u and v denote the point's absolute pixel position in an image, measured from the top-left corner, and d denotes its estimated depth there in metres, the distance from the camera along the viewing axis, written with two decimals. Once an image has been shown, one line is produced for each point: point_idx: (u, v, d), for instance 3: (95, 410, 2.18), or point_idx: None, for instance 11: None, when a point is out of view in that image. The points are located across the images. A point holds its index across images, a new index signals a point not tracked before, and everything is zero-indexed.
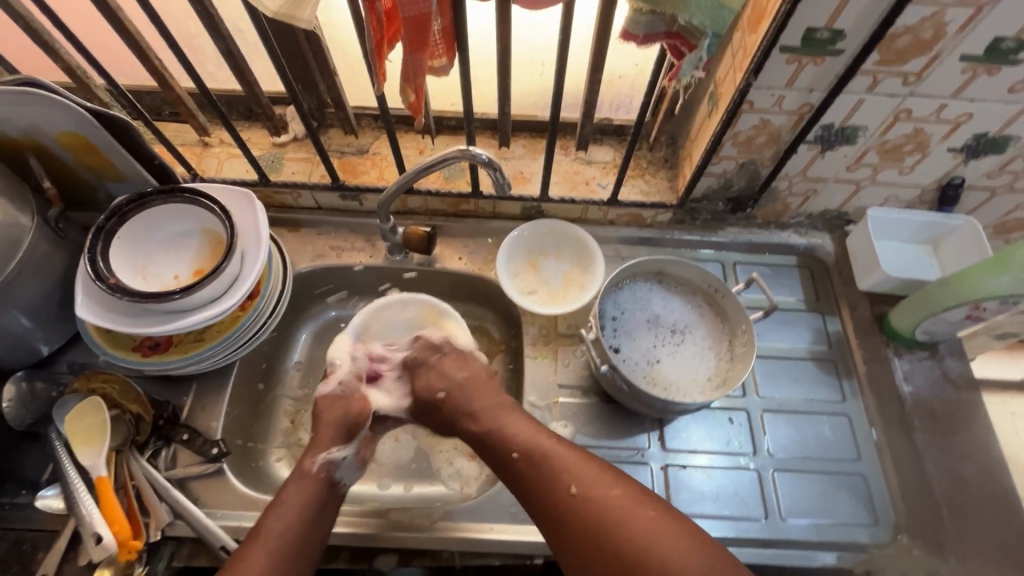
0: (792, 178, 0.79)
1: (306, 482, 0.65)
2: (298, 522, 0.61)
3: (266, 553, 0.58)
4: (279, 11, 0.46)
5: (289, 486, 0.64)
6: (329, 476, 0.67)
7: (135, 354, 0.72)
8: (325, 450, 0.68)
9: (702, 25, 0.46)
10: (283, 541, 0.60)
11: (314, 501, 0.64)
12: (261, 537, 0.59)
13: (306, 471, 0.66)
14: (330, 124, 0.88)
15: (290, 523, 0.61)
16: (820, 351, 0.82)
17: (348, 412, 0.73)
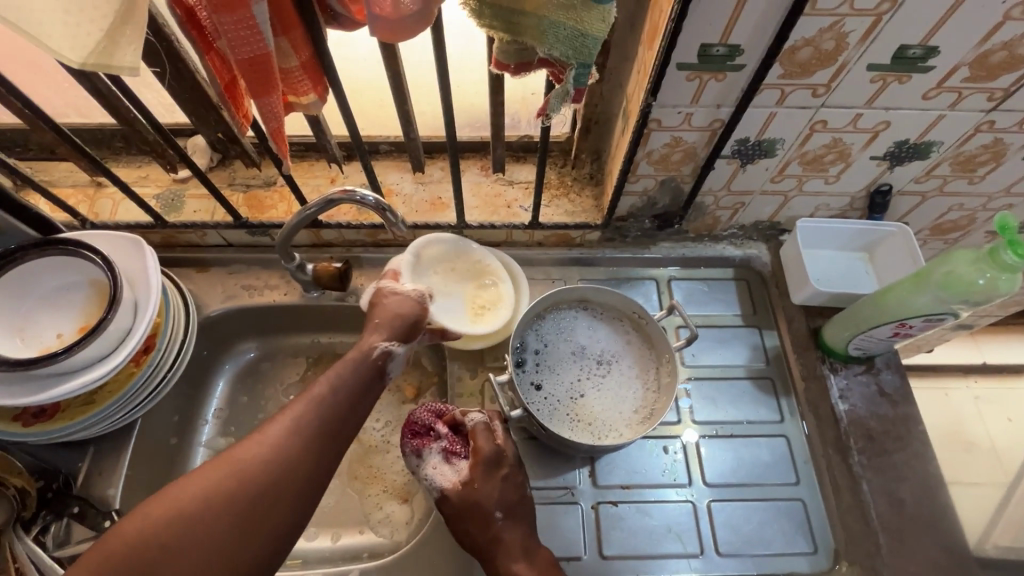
0: (717, 193, 0.75)
1: (365, 363, 0.61)
2: (331, 405, 0.57)
3: (296, 419, 0.55)
4: (87, 62, 0.40)
5: (337, 368, 0.60)
6: (381, 366, 0.62)
7: (14, 426, 0.66)
8: (387, 338, 0.63)
9: (565, 56, 0.42)
10: (312, 422, 0.56)
11: (356, 387, 0.59)
12: (290, 409, 0.56)
13: (365, 351, 0.61)
14: (233, 156, 0.82)
15: (319, 408, 0.57)
16: (756, 369, 0.79)
17: (409, 312, 0.66)
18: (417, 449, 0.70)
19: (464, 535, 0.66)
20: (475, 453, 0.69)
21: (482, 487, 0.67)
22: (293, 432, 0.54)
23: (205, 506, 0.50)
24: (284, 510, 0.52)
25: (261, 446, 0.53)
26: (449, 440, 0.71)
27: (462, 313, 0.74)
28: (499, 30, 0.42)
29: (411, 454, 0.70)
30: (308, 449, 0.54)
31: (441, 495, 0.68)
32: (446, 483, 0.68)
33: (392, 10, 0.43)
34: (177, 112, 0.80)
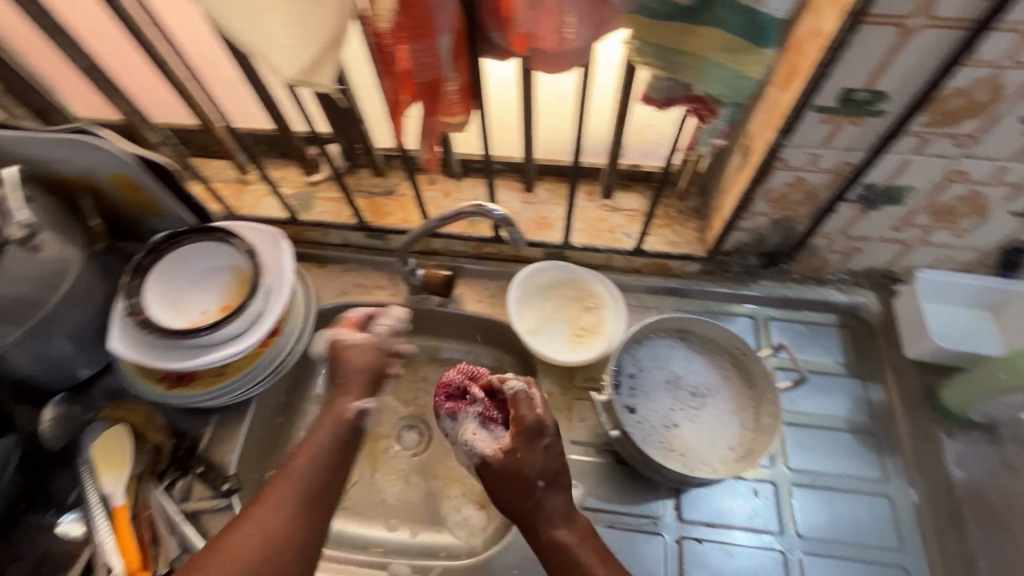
0: (831, 235, 0.74)
1: (330, 419, 0.65)
2: (323, 456, 0.61)
3: (298, 477, 0.59)
4: (297, 78, 0.47)
5: (320, 427, 0.64)
6: (354, 423, 0.65)
7: (160, 386, 0.75)
8: (356, 398, 0.67)
9: (721, 95, 0.44)
10: (310, 476, 0.59)
11: (336, 447, 0.63)
12: (291, 467, 0.60)
13: (336, 413, 0.65)
14: (360, 164, 0.90)
15: (315, 460, 0.61)
16: (859, 422, 0.76)
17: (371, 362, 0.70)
18: (452, 412, 0.64)
19: (504, 499, 0.60)
20: (515, 421, 0.61)
21: (525, 457, 0.59)
22: (298, 487, 0.58)
23: (233, 562, 0.52)
24: (293, 556, 0.54)
25: (269, 504, 0.56)
26: (485, 406, 0.65)
27: (563, 338, 0.81)
28: (658, 67, 0.45)
29: (447, 418, 0.65)
30: (309, 498, 0.58)
31: (481, 462, 0.61)
32: (486, 449, 0.61)
33: (556, 44, 0.46)
34: None
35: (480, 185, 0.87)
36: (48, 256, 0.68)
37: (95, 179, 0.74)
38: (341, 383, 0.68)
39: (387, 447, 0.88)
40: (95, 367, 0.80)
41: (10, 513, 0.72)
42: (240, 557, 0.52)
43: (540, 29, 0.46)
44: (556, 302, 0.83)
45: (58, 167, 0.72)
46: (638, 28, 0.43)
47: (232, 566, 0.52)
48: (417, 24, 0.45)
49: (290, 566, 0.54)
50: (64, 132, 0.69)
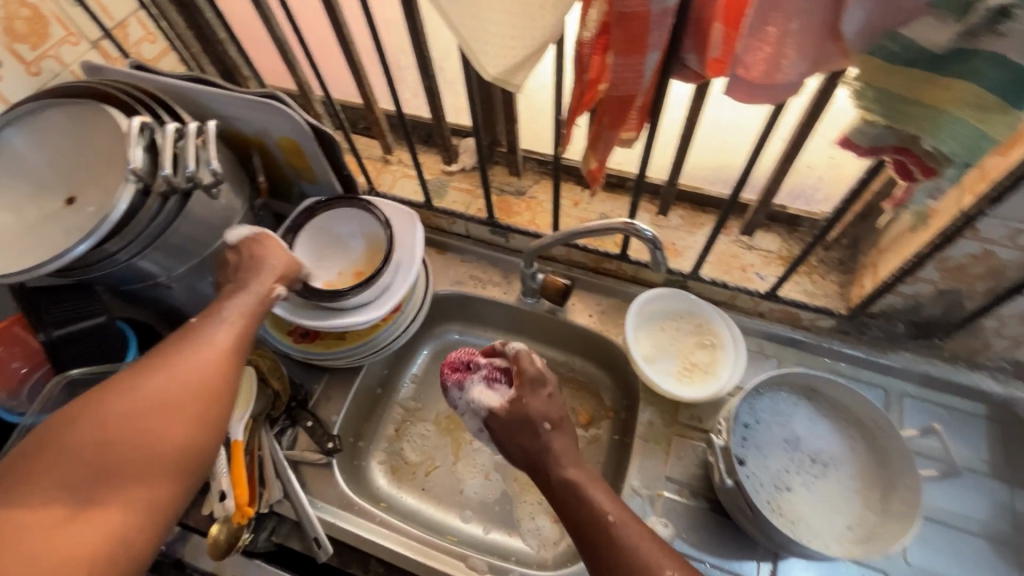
0: (1005, 319, 0.66)
1: (254, 294, 0.62)
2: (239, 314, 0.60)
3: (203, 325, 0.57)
4: (497, 76, 0.48)
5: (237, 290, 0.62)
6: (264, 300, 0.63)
7: (287, 339, 0.81)
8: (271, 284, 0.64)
9: (953, 154, 0.41)
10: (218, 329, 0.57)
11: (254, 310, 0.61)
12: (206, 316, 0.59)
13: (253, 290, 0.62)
14: (497, 161, 0.92)
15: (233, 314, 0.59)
16: (1000, 531, 0.67)
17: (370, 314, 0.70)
18: (458, 381, 0.67)
19: (514, 448, 0.62)
20: (518, 374, 0.65)
21: (529, 400, 0.63)
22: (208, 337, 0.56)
23: (150, 399, 0.50)
24: (210, 416, 0.53)
25: (196, 342, 0.55)
26: (489, 369, 0.67)
27: (670, 370, 0.78)
28: (877, 113, 0.42)
29: (454, 388, 0.68)
30: (221, 350, 0.56)
31: (489, 415, 0.64)
32: (493, 403, 0.64)
33: (762, 75, 0.44)
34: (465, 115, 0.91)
35: (612, 201, 0.87)
36: (221, 203, 0.75)
37: (268, 140, 0.81)
38: (246, 271, 0.63)
39: (472, 439, 0.89)
40: None
41: None
42: (160, 388, 0.51)
43: (750, 58, 0.44)
44: (671, 335, 0.81)
45: (239, 125, 0.79)
46: (872, 70, 0.40)
47: (149, 406, 0.50)
48: (630, 40, 0.44)
49: (201, 419, 0.52)
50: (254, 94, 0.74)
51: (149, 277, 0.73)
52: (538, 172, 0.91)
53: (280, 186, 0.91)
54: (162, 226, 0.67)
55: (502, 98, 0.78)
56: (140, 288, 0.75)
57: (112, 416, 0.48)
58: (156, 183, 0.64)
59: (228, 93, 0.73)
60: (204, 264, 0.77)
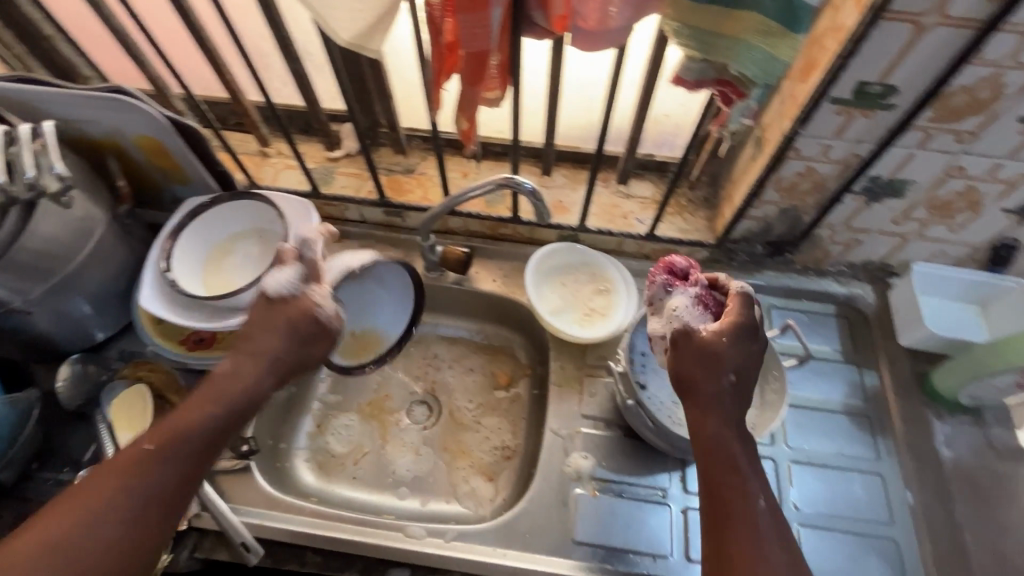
0: (835, 227, 0.78)
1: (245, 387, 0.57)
2: (228, 407, 0.55)
3: (186, 427, 0.52)
4: (351, 41, 0.49)
5: (225, 367, 0.57)
6: (266, 376, 0.58)
7: (181, 348, 0.77)
8: (273, 351, 0.58)
9: (754, 76, 0.48)
10: (202, 430, 0.52)
11: (247, 400, 0.56)
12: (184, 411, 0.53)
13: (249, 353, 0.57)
14: (382, 143, 0.91)
15: (221, 411, 0.54)
16: (855, 405, 0.80)
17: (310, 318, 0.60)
18: (670, 283, 0.61)
19: (687, 383, 0.55)
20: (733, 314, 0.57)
21: (727, 344, 0.55)
22: (189, 441, 0.51)
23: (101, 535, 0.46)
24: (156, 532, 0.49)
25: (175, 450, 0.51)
26: (703, 293, 0.61)
27: (573, 315, 0.84)
28: (693, 49, 0.48)
29: (660, 286, 0.62)
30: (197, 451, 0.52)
31: (684, 334, 0.56)
32: (698, 328, 0.56)
33: (597, 24, 0.48)
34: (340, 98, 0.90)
35: (499, 168, 0.89)
36: (76, 213, 0.69)
37: (123, 141, 0.75)
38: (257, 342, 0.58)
39: (398, 420, 0.89)
40: (111, 330, 0.81)
41: (23, 469, 0.72)
42: (118, 524, 0.47)
43: (584, 9, 0.48)
44: (572, 288, 0.86)
45: (85, 127, 0.72)
46: (681, 10, 0.46)
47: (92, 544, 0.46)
48: None
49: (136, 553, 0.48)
50: (97, 91, 0.69)
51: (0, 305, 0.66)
52: (424, 149, 0.92)
53: (147, 192, 0.84)
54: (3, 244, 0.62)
55: (374, 75, 0.78)
56: None
57: (48, 525, 0.45)
58: None
59: (65, 91, 0.67)
60: (67, 282, 0.70)
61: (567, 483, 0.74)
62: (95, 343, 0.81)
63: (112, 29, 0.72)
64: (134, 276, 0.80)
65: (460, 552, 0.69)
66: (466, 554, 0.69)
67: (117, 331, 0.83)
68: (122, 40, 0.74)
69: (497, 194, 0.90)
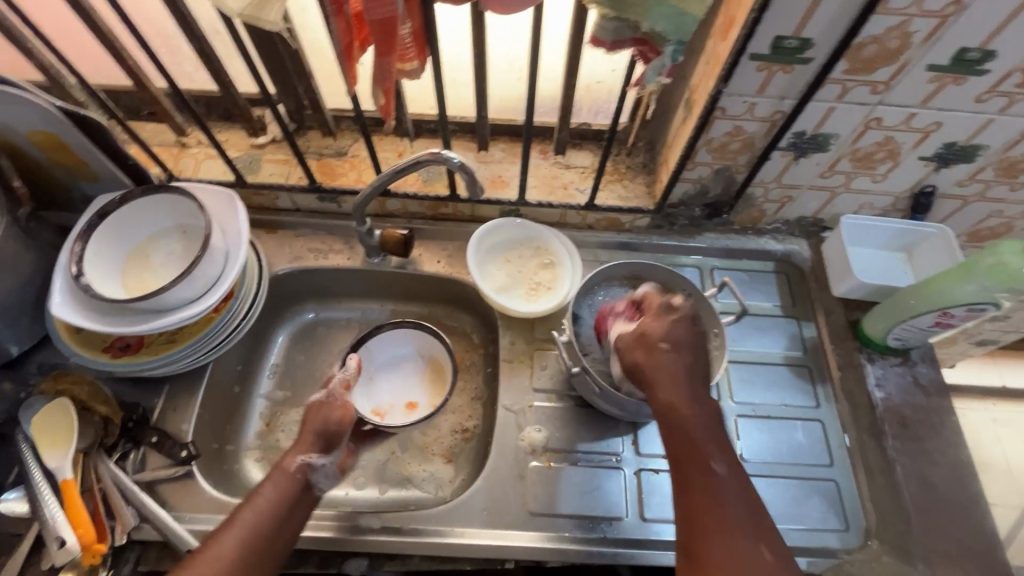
0: (767, 185, 0.79)
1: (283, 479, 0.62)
2: (275, 512, 0.59)
3: (238, 538, 0.56)
4: (244, 12, 0.45)
5: (270, 481, 0.62)
6: (304, 478, 0.63)
7: (104, 357, 0.72)
8: (305, 453, 0.65)
9: (666, 33, 0.47)
10: (258, 536, 0.57)
11: (293, 504, 0.61)
12: (239, 519, 0.57)
13: (286, 468, 0.63)
14: (309, 126, 0.87)
15: (276, 507, 0.60)
16: (795, 357, 0.83)
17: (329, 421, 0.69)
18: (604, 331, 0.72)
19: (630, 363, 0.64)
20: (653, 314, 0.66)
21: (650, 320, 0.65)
22: (241, 546, 0.56)
23: None
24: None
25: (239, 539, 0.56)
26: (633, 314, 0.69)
27: (518, 291, 0.83)
28: (606, 6, 0.46)
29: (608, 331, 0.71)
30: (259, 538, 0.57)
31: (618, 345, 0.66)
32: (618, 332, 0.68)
33: None
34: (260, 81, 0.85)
35: (434, 146, 0.87)
36: None
37: (14, 138, 0.68)
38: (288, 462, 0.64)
39: None
40: (26, 344, 0.76)
41: None
42: None
43: None
44: (517, 265, 0.85)
45: None
46: None
47: None
48: None
49: None
50: None
51: None
52: (355, 130, 0.89)
53: (51, 193, 0.78)
54: None
55: (290, 52, 0.73)
56: None
57: None
58: None
59: None
60: None
61: (523, 457, 0.74)
62: (9, 359, 0.75)
63: None
64: (45, 284, 0.74)
65: (419, 536, 0.69)
66: (425, 537, 0.69)
67: (34, 344, 0.77)
68: (0, 26, 0.67)
69: (434, 173, 0.87)
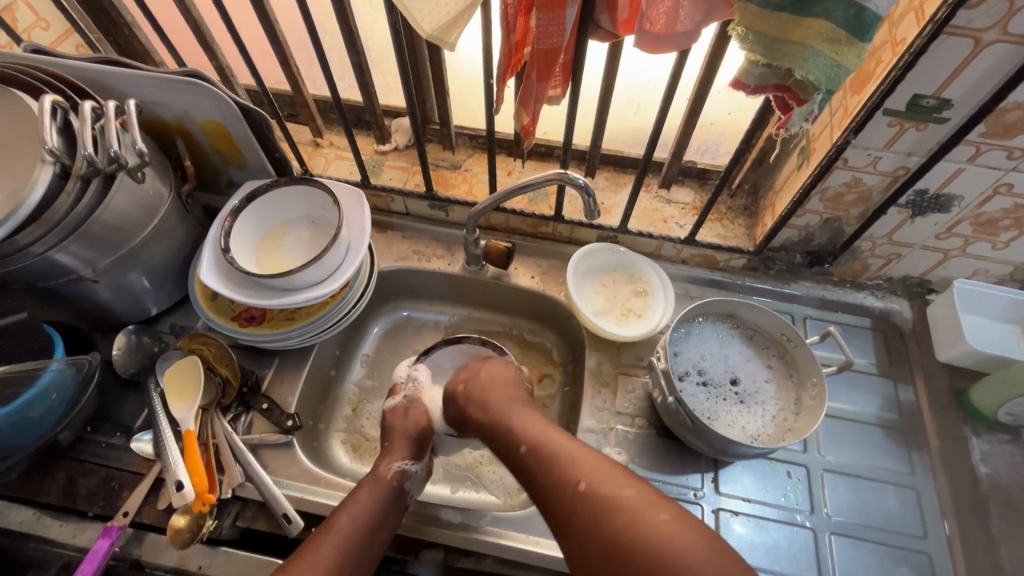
0: (876, 240, 0.79)
1: (379, 485, 0.67)
2: (373, 515, 0.64)
3: (348, 530, 0.61)
4: (432, 34, 0.51)
5: (366, 487, 0.66)
6: (398, 483, 0.68)
7: (234, 325, 0.79)
8: (399, 459, 0.71)
9: (818, 81, 0.50)
10: (359, 534, 0.62)
11: (387, 506, 0.66)
12: (339, 521, 0.62)
13: (381, 475, 0.68)
14: (430, 139, 0.94)
15: (369, 514, 0.64)
16: (889, 418, 0.80)
17: (416, 426, 0.76)
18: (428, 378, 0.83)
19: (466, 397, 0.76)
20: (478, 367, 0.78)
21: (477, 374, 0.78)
22: (344, 546, 0.60)
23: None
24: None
25: (338, 535, 0.61)
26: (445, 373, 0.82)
27: (609, 315, 0.85)
28: (759, 53, 0.50)
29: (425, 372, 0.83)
30: (359, 531, 0.62)
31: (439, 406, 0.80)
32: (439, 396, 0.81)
33: (665, 27, 0.50)
34: (393, 94, 0.94)
35: (542, 168, 0.92)
36: (146, 188, 0.72)
37: (191, 125, 0.79)
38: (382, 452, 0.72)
39: None
40: (164, 305, 0.84)
41: (80, 431, 0.75)
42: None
43: (652, 11, 0.49)
44: (610, 290, 0.87)
45: (158, 109, 0.76)
46: (748, 16, 0.48)
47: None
48: None
49: None
50: (175, 74, 0.71)
51: (70, 272, 0.69)
52: (470, 147, 0.95)
53: (206, 175, 0.88)
54: (82, 217, 0.64)
55: (432, 72, 0.81)
56: (61, 285, 0.70)
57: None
58: (76, 165, 0.62)
59: (142, 72, 0.70)
60: (133, 254, 0.73)
61: None
62: (149, 316, 0.85)
63: (190, 18, 0.77)
64: (191, 253, 0.83)
65: (494, 537, 0.70)
66: (499, 540, 0.70)
67: (170, 305, 0.86)
68: (199, 30, 0.78)
69: (540, 194, 0.92)
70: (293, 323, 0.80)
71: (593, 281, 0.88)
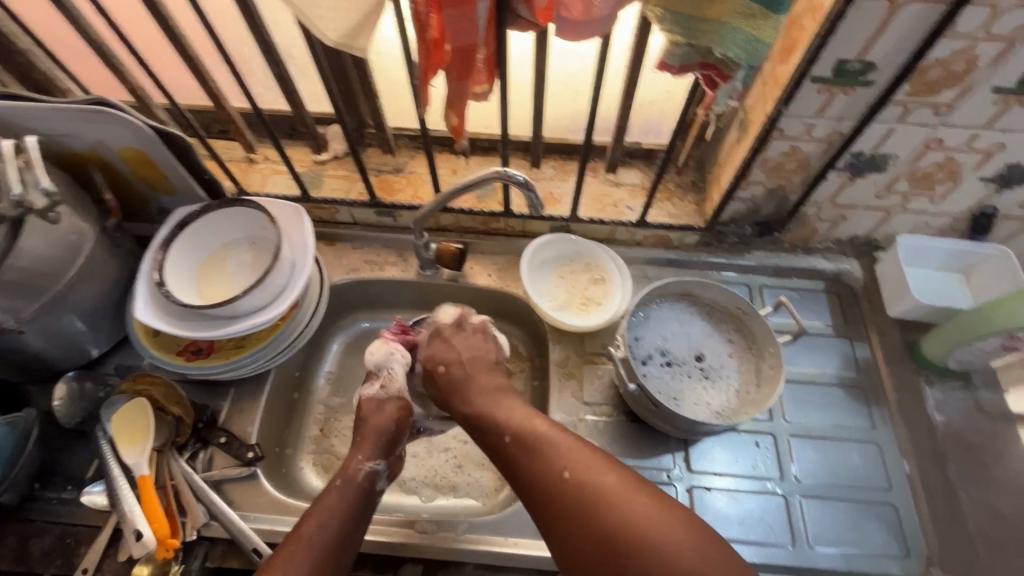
0: (821, 204, 0.80)
1: (346, 486, 0.65)
2: (341, 518, 0.61)
3: (316, 530, 0.59)
4: (339, 41, 0.48)
5: (333, 487, 0.64)
6: (370, 484, 0.66)
7: (181, 360, 0.76)
8: (369, 458, 0.68)
9: (738, 57, 0.49)
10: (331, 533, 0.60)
11: (356, 511, 0.63)
12: (305, 534, 0.59)
13: (349, 473, 0.66)
14: (369, 144, 0.91)
15: (335, 519, 0.61)
16: (848, 377, 0.82)
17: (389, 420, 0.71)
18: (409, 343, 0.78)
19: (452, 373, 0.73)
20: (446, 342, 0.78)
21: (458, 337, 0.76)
22: (319, 548, 0.58)
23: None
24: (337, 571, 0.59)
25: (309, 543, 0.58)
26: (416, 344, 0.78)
27: (569, 306, 0.84)
28: (678, 33, 0.49)
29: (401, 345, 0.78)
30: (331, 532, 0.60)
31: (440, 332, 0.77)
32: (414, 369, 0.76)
33: (582, 12, 0.48)
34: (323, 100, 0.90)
35: (487, 163, 0.90)
36: (64, 228, 0.67)
37: (107, 155, 0.74)
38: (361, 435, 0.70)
39: None
40: (104, 346, 0.80)
41: (26, 491, 0.71)
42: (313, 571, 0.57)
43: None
44: (569, 280, 0.86)
45: (68, 141, 0.71)
46: None
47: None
48: None
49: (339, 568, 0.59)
50: (79, 103, 0.67)
51: None
52: (412, 148, 0.92)
53: (134, 205, 0.83)
54: None
55: (359, 75, 0.78)
56: None
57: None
58: None
59: (42, 104, 0.65)
60: (59, 300, 0.69)
61: None
62: (91, 359, 0.80)
63: (90, 40, 0.72)
64: (125, 290, 0.79)
65: (473, 544, 0.70)
66: (479, 545, 0.70)
67: (111, 345, 0.82)
68: (104, 55, 0.74)
69: (488, 190, 0.90)
70: (245, 349, 0.77)
71: (552, 274, 0.87)
